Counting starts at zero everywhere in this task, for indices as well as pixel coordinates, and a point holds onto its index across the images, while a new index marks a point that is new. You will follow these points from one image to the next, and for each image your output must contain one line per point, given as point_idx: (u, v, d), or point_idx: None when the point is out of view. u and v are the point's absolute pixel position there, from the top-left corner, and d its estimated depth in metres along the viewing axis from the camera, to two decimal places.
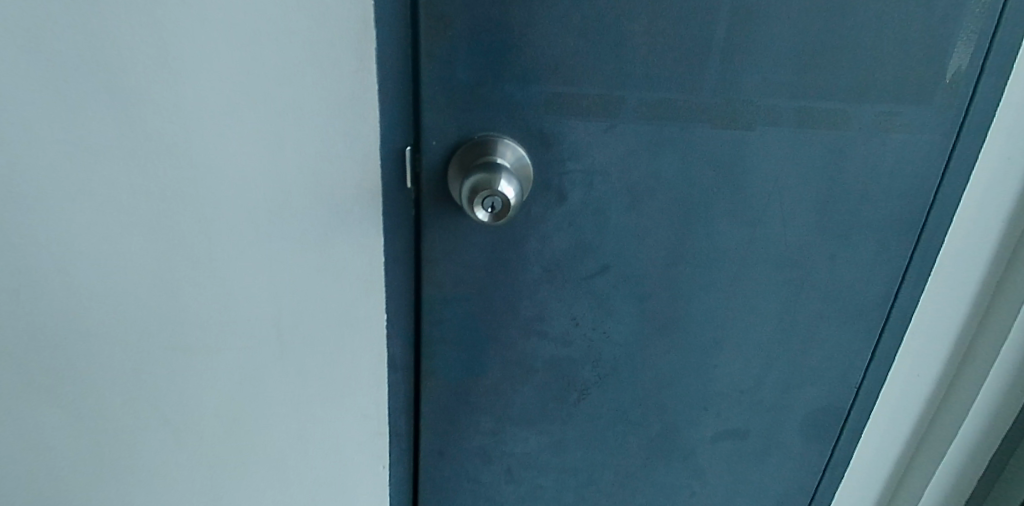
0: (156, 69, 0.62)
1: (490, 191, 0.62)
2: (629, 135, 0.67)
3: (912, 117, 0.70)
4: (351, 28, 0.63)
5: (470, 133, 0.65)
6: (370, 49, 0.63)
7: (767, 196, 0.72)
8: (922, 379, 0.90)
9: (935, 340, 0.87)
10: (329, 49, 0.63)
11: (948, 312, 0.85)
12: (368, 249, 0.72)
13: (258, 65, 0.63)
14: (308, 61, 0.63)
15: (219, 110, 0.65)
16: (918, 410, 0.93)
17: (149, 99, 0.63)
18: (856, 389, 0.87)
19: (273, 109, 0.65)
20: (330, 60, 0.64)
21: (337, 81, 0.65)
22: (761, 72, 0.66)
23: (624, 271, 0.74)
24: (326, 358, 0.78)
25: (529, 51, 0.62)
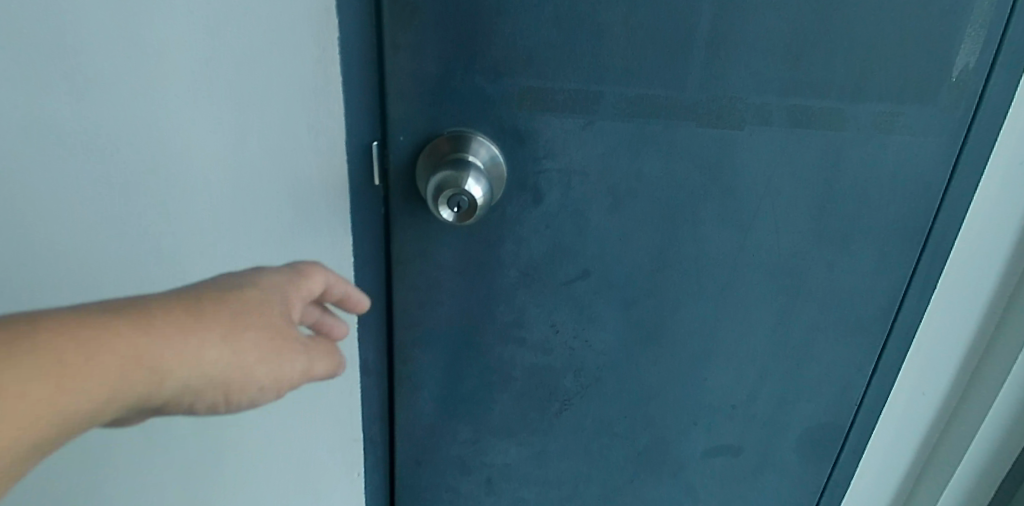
0: (121, 54, 0.60)
1: (456, 190, 0.59)
2: (608, 132, 0.63)
3: (913, 117, 0.66)
4: (313, 16, 0.59)
5: (440, 129, 0.62)
6: (333, 37, 0.60)
7: (757, 200, 0.68)
8: (928, 394, 0.85)
9: (942, 355, 0.82)
10: (293, 36, 0.60)
11: (956, 326, 0.81)
12: (337, 249, 0.69)
13: (224, 51, 0.60)
14: (274, 48, 0.60)
15: (187, 100, 0.62)
16: (922, 430, 0.88)
17: (114, 84, 0.61)
18: (857, 404, 0.82)
19: (241, 98, 0.62)
20: (297, 48, 0.61)
21: (304, 72, 0.61)
22: (751, 67, 0.62)
23: (606, 276, 0.71)
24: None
25: (500, 42, 0.58)
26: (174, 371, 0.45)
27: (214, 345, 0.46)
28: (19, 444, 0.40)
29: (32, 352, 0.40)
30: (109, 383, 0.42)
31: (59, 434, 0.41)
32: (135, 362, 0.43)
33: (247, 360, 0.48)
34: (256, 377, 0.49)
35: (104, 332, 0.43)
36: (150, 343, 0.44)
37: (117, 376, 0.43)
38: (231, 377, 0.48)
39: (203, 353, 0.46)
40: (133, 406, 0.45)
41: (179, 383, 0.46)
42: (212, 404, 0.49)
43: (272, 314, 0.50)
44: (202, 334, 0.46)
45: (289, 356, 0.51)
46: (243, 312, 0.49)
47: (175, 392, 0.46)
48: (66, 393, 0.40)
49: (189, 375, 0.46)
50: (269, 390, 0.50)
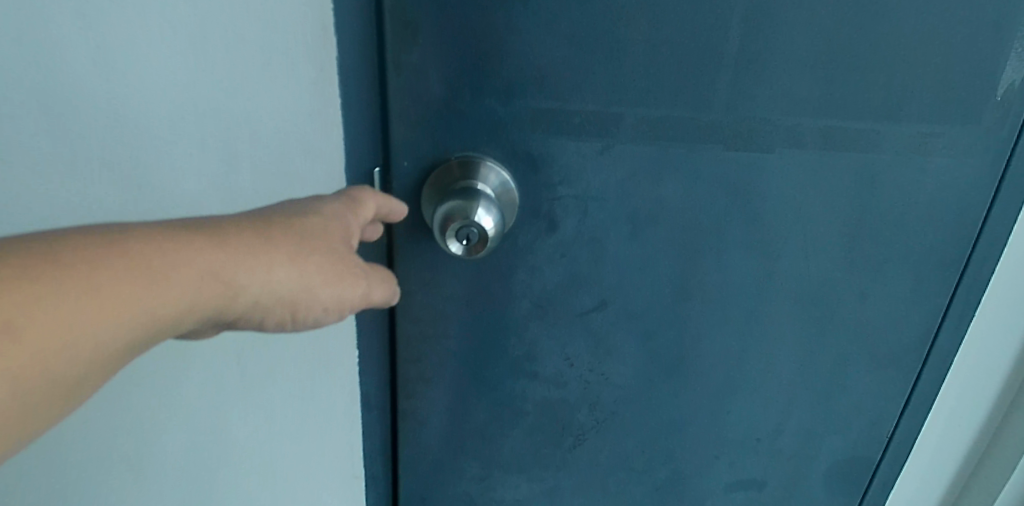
0: (106, 56, 0.59)
1: (465, 221, 0.54)
2: (628, 156, 0.58)
3: (954, 137, 0.61)
4: (306, 37, 0.57)
5: (447, 154, 0.57)
6: (329, 59, 0.58)
7: (786, 226, 0.64)
8: (964, 424, 0.80)
9: (978, 384, 0.78)
10: (286, 59, 0.58)
11: (993, 354, 0.76)
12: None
13: (216, 55, 0.58)
14: (268, 53, 0.58)
15: (178, 104, 0.61)
16: (958, 459, 0.84)
17: (100, 85, 0.60)
18: (889, 438, 0.78)
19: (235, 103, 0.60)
20: (291, 53, 0.58)
21: (298, 77, 0.59)
22: (782, 85, 0.57)
23: (624, 307, 0.66)
24: (294, 383, 0.73)
25: (511, 62, 0.54)
26: (245, 289, 0.45)
27: (281, 266, 0.46)
28: (113, 346, 0.41)
29: (121, 261, 0.40)
30: (188, 296, 0.43)
31: (146, 340, 0.42)
32: (211, 278, 0.43)
33: (313, 283, 0.47)
34: (322, 299, 0.48)
35: (184, 248, 0.43)
36: (224, 260, 0.44)
37: (194, 291, 0.43)
38: (299, 297, 0.47)
39: (271, 272, 0.45)
40: (210, 320, 0.45)
41: (251, 300, 0.46)
42: (283, 323, 0.49)
43: (336, 237, 0.49)
44: (270, 256, 0.46)
45: (354, 281, 0.49)
46: (308, 235, 0.47)
47: (247, 309, 0.46)
48: (151, 301, 0.41)
49: (259, 293, 0.46)
50: (334, 310, 0.50)
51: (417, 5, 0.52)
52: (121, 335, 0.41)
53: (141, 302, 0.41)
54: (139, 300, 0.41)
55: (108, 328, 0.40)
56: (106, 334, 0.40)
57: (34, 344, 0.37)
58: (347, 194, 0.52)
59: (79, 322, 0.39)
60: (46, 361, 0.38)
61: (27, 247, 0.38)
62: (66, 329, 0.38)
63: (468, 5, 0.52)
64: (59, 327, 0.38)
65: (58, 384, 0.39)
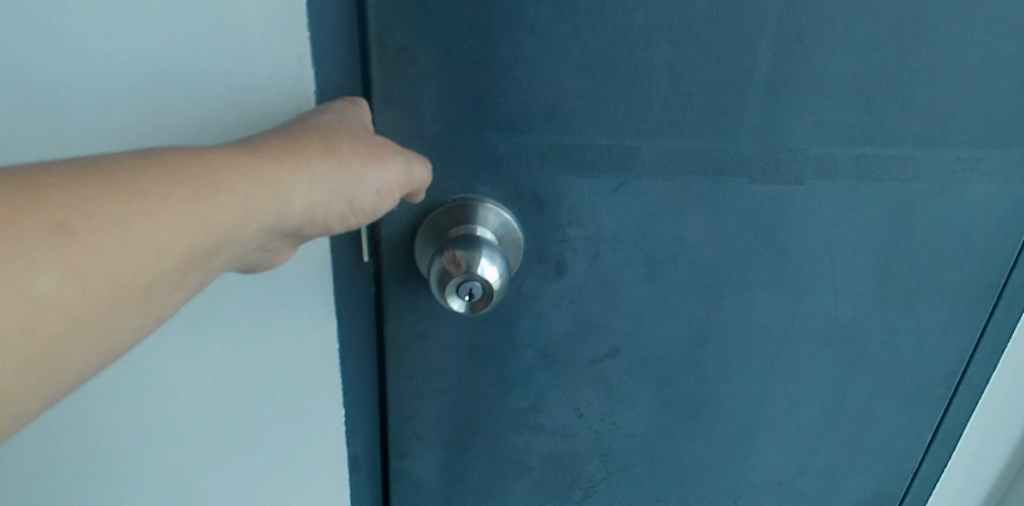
0: (22, 80, 0.46)
1: (466, 274, 0.47)
2: (644, 194, 0.52)
3: (995, 164, 0.55)
4: (283, 38, 0.46)
5: (444, 196, 0.51)
6: (308, 69, 0.47)
7: (817, 262, 0.58)
8: (986, 462, 0.75)
9: (1003, 423, 0.72)
10: (259, 66, 0.47)
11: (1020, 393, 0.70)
12: (319, 336, 0.57)
13: (167, 82, 0.47)
14: (234, 79, 0.47)
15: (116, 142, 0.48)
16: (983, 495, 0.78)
17: (15, 116, 0.47)
18: (911, 477, 0.72)
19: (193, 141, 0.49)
20: (263, 79, 0.47)
21: (273, 109, 0.48)
22: (815, 112, 0.52)
23: (638, 353, 0.60)
24: (268, 457, 0.62)
25: (516, 92, 0.48)
26: (294, 187, 0.40)
27: (320, 157, 0.41)
28: (164, 261, 0.36)
29: (157, 168, 0.36)
30: (239, 199, 0.38)
31: (209, 251, 0.38)
32: (256, 179, 0.39)
33: (355, 168, 0.43)
34: (370, 185, 0.43)
35: (217, 153, 0.39)
36: (262, 162, 0.40)
37: (244, 191, 0.39)
38: (346, 186, 0.42)
39: (313, 163, 0.41)
40: (269, 231, 0.41)
41: (302, 199, 0.41)
42: (341, 224, 0.44)
43: (358, 128, 0.44)
44: (304, 149, 0.41)
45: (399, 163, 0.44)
46: (330, 127, 0.43)
47: (303, 212, 0.41)
48: (204, 204, 0.37)
49: (308, 188, 0.41)
50: (386, 198, 0.45)
51: (408, 30, 0.46)
52: (182, 243, 0.37)
53: (192, 206, 0.37)
54: (189, 205, 0.37)
55: (165, 234, 0.36)
56: (164, 241, 0.36)
57: (89, 252, 0.34)
58: (342, 98, 0.47)
59: (131, 228, 0.35)
60: (108, 270, 0.34)
61: (52, 164, 0.35)
62: (119, 235, 0.34)
63: (468, 29, 0.46)
64: (113, 234, 0.34)
65: (127, 297, 0.36)
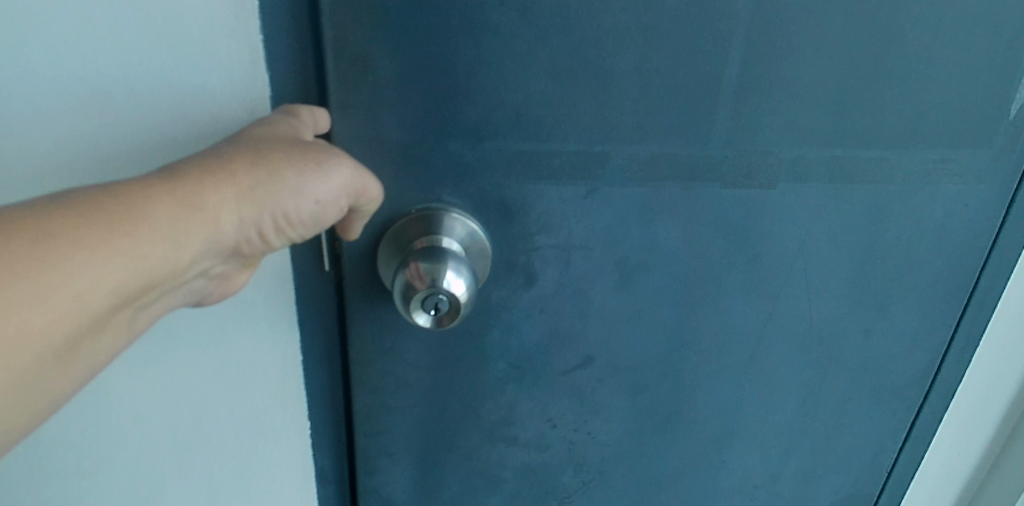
0: None
1: (433, 288, 0.45)
2: (615, 200, 0.51)
3: (966, 163, 0.55)
4: (234, 37, 0.45)
5: (407, 206, 0.49)
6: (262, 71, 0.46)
7: (791, 265, 0.57)
8: (960, 461, 0.74)
9: (975, 423, 0.71)
10: (210, 69, 0.45)
11: (992, 391, 0.69)
12: (280, 347, 0.56)
13: (109, 86, 0.45)
14: (181, 81, 0.45)
15: (61, 150, 0.47)
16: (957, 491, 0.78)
17: None
18: (886, 477, 0.71)
19: (142, 146, 0.47)
20: (211, 80, 0.46)
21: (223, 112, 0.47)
22: (787, 114, 0.51)
23: (612, 361, 0.59)
24: (232, 472, 0.61)
25: (481, 98, 0.46)
26: (220, 207, 0.40)
27: (247, 171, 0.40)
28: (91, 303, 0.36)
29: (70, 210, 0.36)
30: (162, 229, 0.38)
31: (138, 284, 0.38)
32: (177, 205, 0.38)
33: (289, 180, 0.41)
34: (308, 193, 0.42)
35: (134, 185, 0.38)
36: (182, 189, 0.39)
37: (167, 219, 0.38)
38: (280, 199, 0.41)
39: (238, 180, 0.40)
40: (203, 254, 0.40)
41: (231, 218, 0.40)
42: (281, 237, 0.43)
43: (290, 137, 0.43)
44: (228, 165, 0.40)
45: (337, 167, 0.43)
46: (256, 141, 0.42)
47: (235, 231, 0.41)
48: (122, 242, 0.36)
49: (237, 206, 0.40)
50: (329, 206, 0.43)
51: (366, 35, 0.43)
52: (107, 283, 0.36)
53: (111, 243, 0.36)
54: (107, 244, 0.36)
55: (86, 276, 0.35)
56: (88, 284, 0.36)
57: (10, 308, 0.33)
58: (280, 108, 0.45)
59: (52, 277, 0.34)
60: (33, 323, 0.34)
61: None
62: (39, 287, 0.34)
63: (429, 33, 0.44)
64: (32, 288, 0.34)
65: (54, 346, 0.35)
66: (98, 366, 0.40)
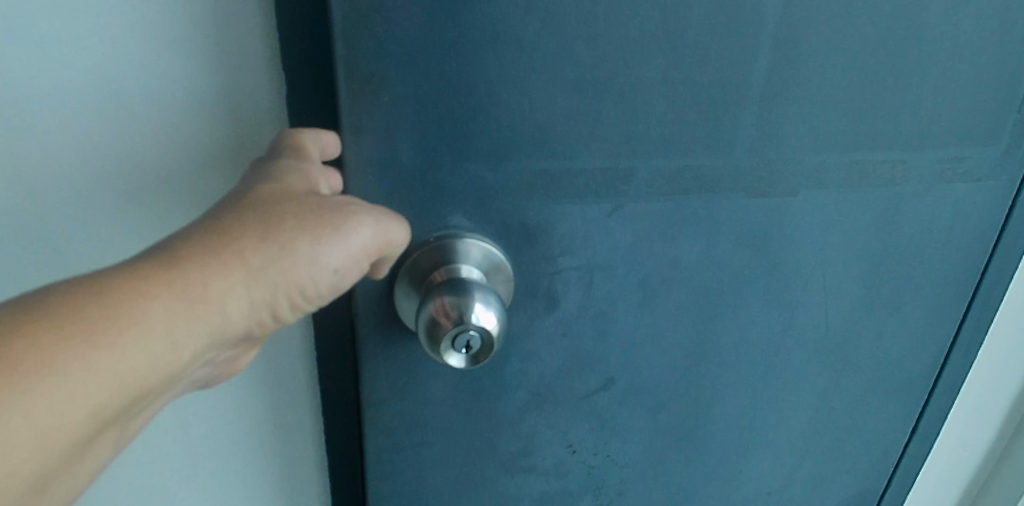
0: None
1: (464, 326, 0.42)
2: (639, 217, 0.48)
3: (977, 161, 0.54)
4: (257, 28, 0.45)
5: (424, 235, 0.45)
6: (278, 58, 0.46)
7: (810, 273, 0.55)
8: (968, 452, 0.75)
9: (980, 414, 0.72)
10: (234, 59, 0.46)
11: (996, 383, 0.70)
12: (294, 351, 0.55)
13: (100, 93, 0.45)
14: (175, 79, 0.45)
15: (53, 167, 0.46)
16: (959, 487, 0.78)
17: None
18: (887, 475, 0.70)
19: (142, 153, 0.47)
20: (205, 73, 0.45)
21: (222, 104, 0.47)
22: (810, 120, 0.49)
23: (633, 381, 0.56)
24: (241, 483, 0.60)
25: (504, 116, 0.43)
26: (228, 293, 0.36)
27: (256, 247, 0.37)
28: (88, 420, 0.33)
29: (63, 317, 0.32)
30: (161, 326, 0.35)
31: (139, 391, 0.35)
32: (177, 297, 0.35)
33: (303, 252, 0.38)
34: (323, 263, 0.38)
35: (130, 275, 0.34)
36: (185, 278, 0.35)
37: (166, 314, 0.35)
38: (295, 274, 0.38)
39: (248, 260, 0.36)
40: (211, 342, 0.38)
41: (240, 301, 0.37)
42: (296, 310, 0.40)
43: (303, 194, 0.39)
44: (235, 242, 0.37)
45: (357, 230, 0.39)
46: (265, 207, 0.38)
47: (244, 314, 0.38)
48: (119, 350, 0.33)
49: (247, 289, 0.37)
50: (347, 271, 0.40)
51: (379, 52, 0.40)
52: (103, 394, 0.33)
53: (107, 353, 0.33)
54: (101, 355, 0.33)
55: (80, 394, 0.33)
56: (82, 402, 0.33)
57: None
58: (284, 146, 0.41)
59: (39, 404, 0.31)
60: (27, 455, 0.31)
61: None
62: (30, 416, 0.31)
63: (447, 48, 0.40)
64: (19, 420, 0.31)
65: (51, 465, 0.33)
66: (99, 462, 0.38)
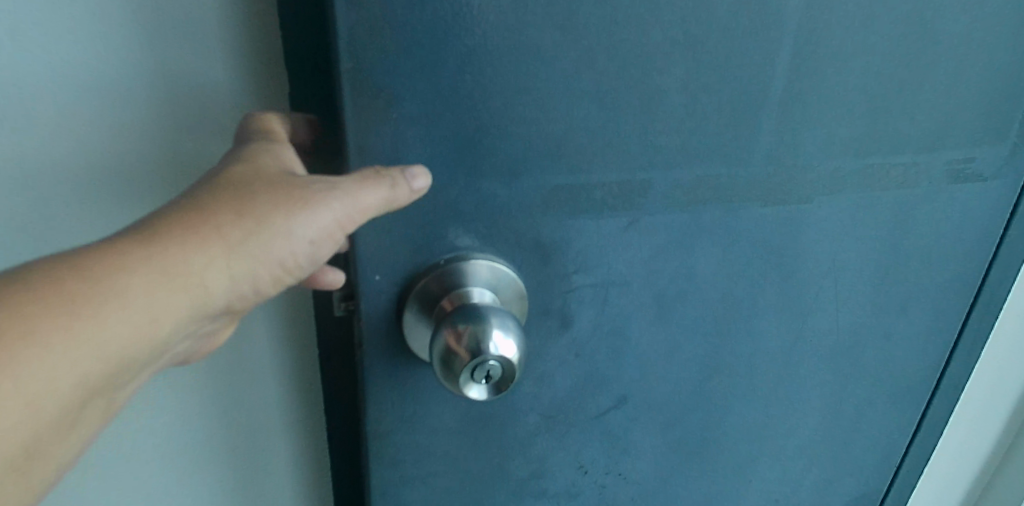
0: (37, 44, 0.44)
1: (484, 358, 0.39)
2: (656, 230, 0.46)
3: (989, 162, 0.53)
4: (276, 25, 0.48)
5: (434, 260, 0.42)
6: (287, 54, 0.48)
7: (824, 280, 0.54)
8: (971, 454, 0.74)
9: (985, 416, 0.71)
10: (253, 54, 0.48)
11: (1002, 385, 0.69)
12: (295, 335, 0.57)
13: (73, 76, 0.45)
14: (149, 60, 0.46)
15: (31, 154, 0.46)
16: (963, 487, 0.78)
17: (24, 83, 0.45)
18: (887, 485, 0.69)
19: (121, 137, 0.47)
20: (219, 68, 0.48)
21: (211, 85, 0.48)
22: (827, 125, 0.47)
23: (646, 398, 0.54)
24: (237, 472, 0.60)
25: (520, 130, 0.40)
26: (205, 267, 0.36)
27: (229, 222, 0.36)
28: (67, 392, 0.34)
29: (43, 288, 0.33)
30: (136, 301, 0.35)
31: (119, 364, 0.35)
32: (155, 271, 0.35)
33: (278, 226, 0.37)
34: (300, 237, 0.38)
35: (106, 250, 0.35)
36: (160, 254, 0.35)
37: (143, 291, 0.35)
38: (270, 248, 0.37)
39: (223, 235, 0.36)
40: (191, 317, 0.37)
41: (218, 275, 0.37)
42: (276, 285, 0.40)
43: (276, 174, 0.38)
44: (208, 216, 0.36)
45: (331, 202, 0.37)
46: (239, 182, 0.38)
47: (225, 287, 0.38)
48: (97, 322, 0.34)
49: (223, 263, 0.37)
50: (322, 245, 0.39)
51: (389, 66, 0.37)
52: (83, 364, 0.34)
53: (85, 325, 0.33)
54: (80, 325, 0.33)
55: (58, 363, 0.33)
56: (60, 373, 0.33)
57: None
58: (257, 133, 0.42)
59: (17, 375, 0.32)
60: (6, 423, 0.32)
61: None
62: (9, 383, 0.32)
63: (461, 60, 0.38)
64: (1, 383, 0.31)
65: (32, 435, 0.33)
66: (89, 437, 0.38)
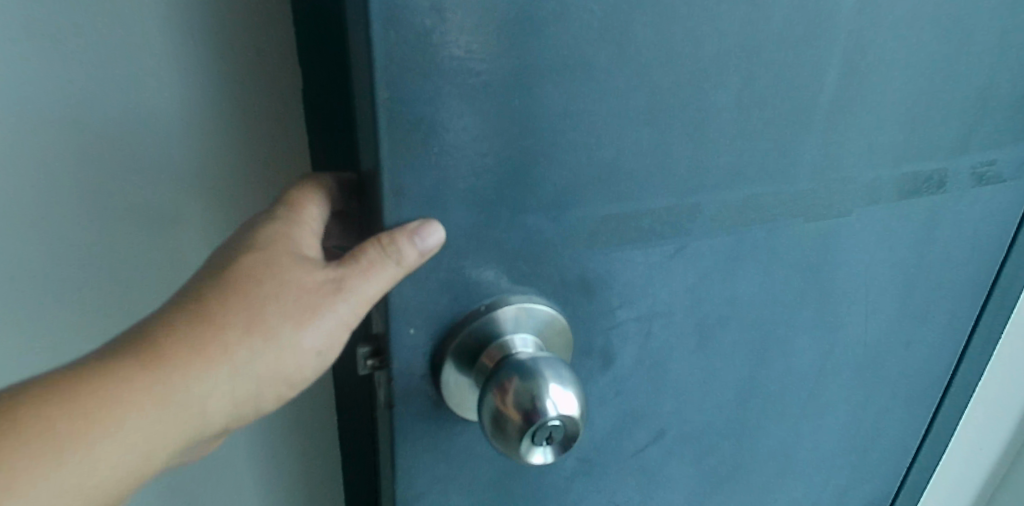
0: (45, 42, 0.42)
1: (546, 420, 0.35)
2: (700, 256, 0.43)
3: (1011, 163, 0.52)
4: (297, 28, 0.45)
5: (472, 311, 0.38)
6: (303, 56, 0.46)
7: (858, 292, 0.52)
8: (980, 450, 0.74)
9: (995, 413, 0.71)
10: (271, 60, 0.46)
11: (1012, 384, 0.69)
12: None
13: (62, 100, 0.43)
14: (111, 90, 0.43)
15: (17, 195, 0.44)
16: (971, 483, 0.78)
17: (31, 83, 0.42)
18: (899, 486, 0.67)
19: (108, 166, 0.45)
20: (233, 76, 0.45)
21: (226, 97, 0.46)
22: (869, 135, 0.45)
23: (683, 429, 0.51)
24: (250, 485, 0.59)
25: (567, 157, 0.36)
26: (208, 388, 0.34)
27: (235, 340, 0.34)
28: None
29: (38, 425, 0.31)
30: (134, 433, 0.33)
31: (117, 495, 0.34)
32: (155, 399, 0.33)
33: (284, 340, 0.35)
34: (306, 348, 0.36)
35: (106, 376, 0.32)
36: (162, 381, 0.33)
37: (142, 420, 0.33)
38: (276, 363, 0.35)
39: (227, 354, 0.34)
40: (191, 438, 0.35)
41: (221, 395, 0.35)
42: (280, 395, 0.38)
43: (286, 270, 0.35)
44: (212, 333, 0.34)
45: (336, 306, 0.35)
46: (246, 287, 0.35)
47: (225, 405, 0.36)
48: (93, 459, 0.32)
49: (227, 383, 0.35)
50: (333, 348, 0.37)
51: (428, 93, 0.32)
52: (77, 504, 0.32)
53: (80, 464, 0.32)
54: (74, 466, 0.31)
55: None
56: None
57: None
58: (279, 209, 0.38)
59: None
60: None
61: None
62: None
63: (506, 83, 0.33)
64: None
65: None
66: None
